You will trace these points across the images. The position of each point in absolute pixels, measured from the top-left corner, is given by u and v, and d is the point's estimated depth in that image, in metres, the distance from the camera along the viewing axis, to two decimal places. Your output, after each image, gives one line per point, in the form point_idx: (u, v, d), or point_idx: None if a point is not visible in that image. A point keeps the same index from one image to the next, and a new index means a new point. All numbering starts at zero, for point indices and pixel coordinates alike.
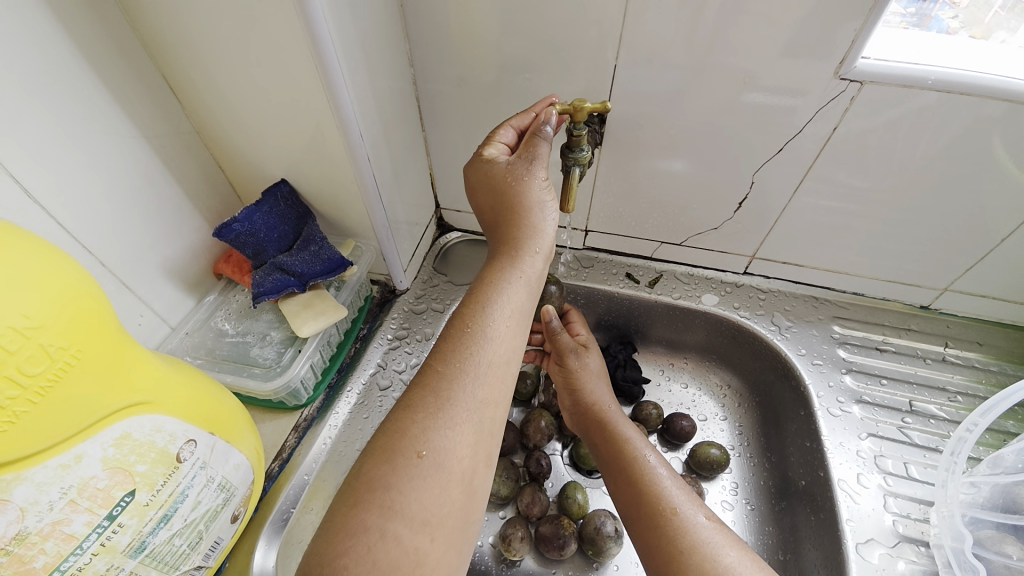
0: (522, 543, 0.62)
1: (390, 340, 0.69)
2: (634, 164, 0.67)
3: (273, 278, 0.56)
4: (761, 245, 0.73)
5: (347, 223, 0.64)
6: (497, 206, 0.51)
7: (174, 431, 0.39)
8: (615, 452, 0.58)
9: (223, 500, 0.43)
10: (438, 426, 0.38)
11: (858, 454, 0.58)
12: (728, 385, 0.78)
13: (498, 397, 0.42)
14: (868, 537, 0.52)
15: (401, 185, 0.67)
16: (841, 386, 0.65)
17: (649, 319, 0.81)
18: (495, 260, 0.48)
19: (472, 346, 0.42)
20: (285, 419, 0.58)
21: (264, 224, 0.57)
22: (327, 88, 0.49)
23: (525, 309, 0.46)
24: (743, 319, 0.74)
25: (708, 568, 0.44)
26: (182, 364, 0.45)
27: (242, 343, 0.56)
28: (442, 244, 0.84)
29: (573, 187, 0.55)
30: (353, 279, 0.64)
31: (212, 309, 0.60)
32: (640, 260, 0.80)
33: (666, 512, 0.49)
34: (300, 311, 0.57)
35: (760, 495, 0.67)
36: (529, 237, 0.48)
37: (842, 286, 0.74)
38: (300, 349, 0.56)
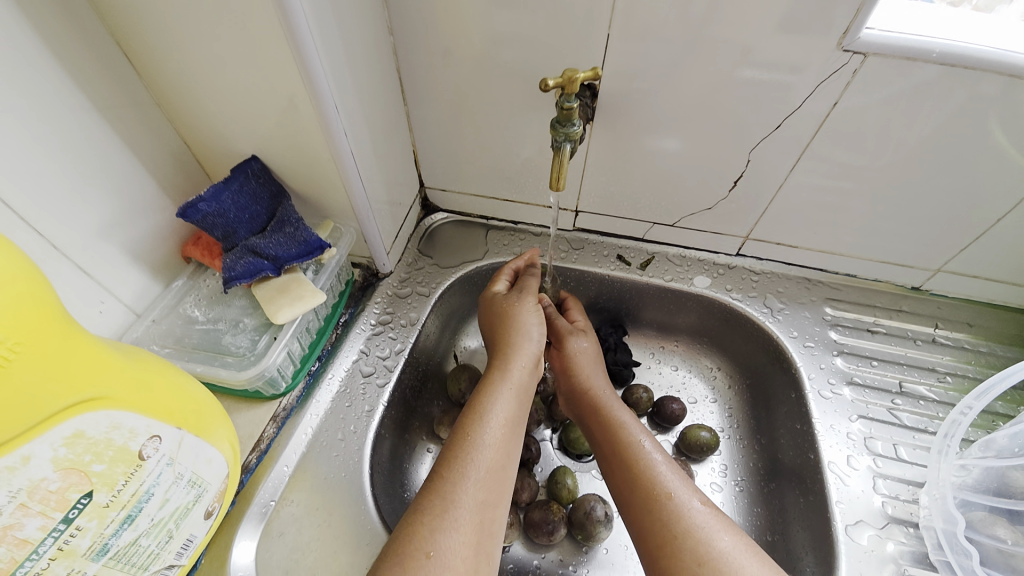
0: (511, 529, 0.61)
1: (373, 326, 0.66)
2: (628, 141, 0.64)
3: (245, 262, 0.53)
4: (756, 225, 0.71)
5: (325, 203, 0.61)
6: (493, 334, 0.65)
7: (136, 426, 0.36)
8: (609, 435, 0.56)
9: (194, 496, 0.41)
10: (442, 528, 0.45)
11: (849, 436, 0.58)
12: (718, 367, 0.77)
13: (495, 502, 0.49)
14: (857, 518, 0.52)
15: (382, 162, 0.63)
16: (832, 368, 0.64)
17: (639, 302, 0.79)
18: (489, 381, 0.58)
19: (471, 451, 0.51)
20: (262, 410, 0.56)
21: (233, 204, 0.53)
22: (297, 56, 0.44)
23: (515, 417, 0.55)
24: (735, 301, 0.72)
25: (703, 554, 0.43)
26: (146, 352, 0.42)
27: (213, 330, 0.53)
28: (427, 225, 0.81)
29: (565, 165, 0.52)
30: (332, 262, 0.60)
31: (181, 294, 0.57)
32: (631, 242, 0.78)
33: (660, 496, 0.48)
34: (275, 297, 0.53)
35: (749, 476, 0.67)
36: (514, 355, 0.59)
37: (835, 267, 0.73)
38: (276, 337, 0.53)
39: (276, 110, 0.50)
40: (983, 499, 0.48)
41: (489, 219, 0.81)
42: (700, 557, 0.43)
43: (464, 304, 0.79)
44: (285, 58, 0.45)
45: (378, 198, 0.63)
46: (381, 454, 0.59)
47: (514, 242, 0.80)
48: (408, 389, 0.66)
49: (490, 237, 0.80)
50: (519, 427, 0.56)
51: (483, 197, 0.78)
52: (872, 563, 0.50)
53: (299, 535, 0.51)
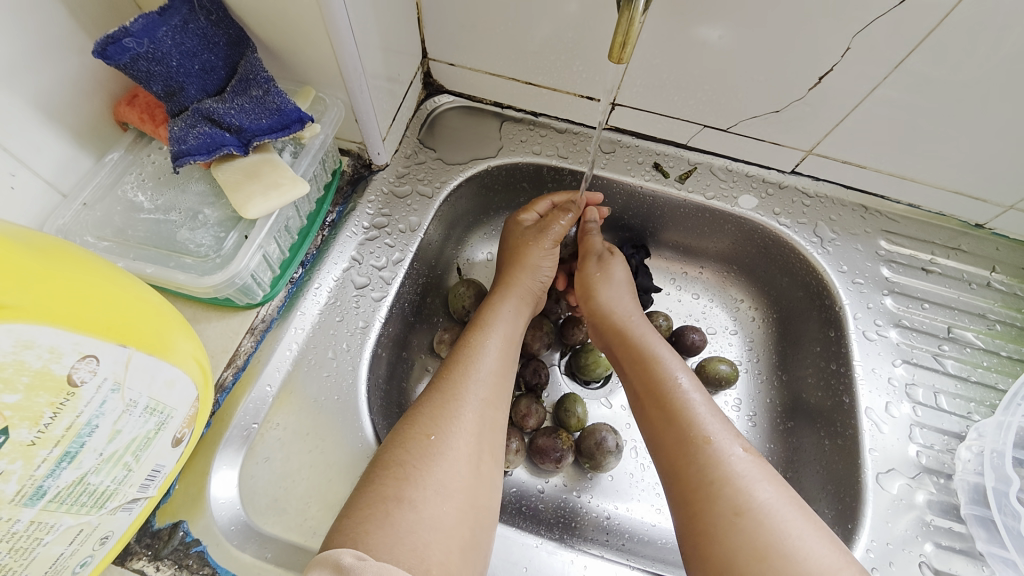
0: (517, 455, 0.57)
1: (366, 229, 0.56)
2: (698, 13, 0.49)
3: (199, 132, 0.40)
4: (825, 139, 0.59)
5: (302, 61, 0.46)
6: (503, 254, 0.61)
7: (58, 344, 0.27)
8: (634, 377, 0.51)
9: (156, 425, 0.33)
10: (448, 417, 0.43)
11: (889, 382, 0.55)
12: (745, 298, 0.71)
13: (497, 402, 0.46)
14: (889, 467, 0.51)
15: (376, 10, 0.47)
16: (880, 309, 0.59)
17: (669, 221, 0.70)
18: (497, 293, 0.55)
19: (473, 355, 0.47)
20: (235, 320, 0.47)
21: (175, 46, 0.38)
22: None
23: (515, 332, 0.53)
24: (783, 227, 0.64)
25: (740, 504, 0.39)
26: (69, 247, 0.31)
27: (164, 222, 0.42)
28: (429, 109, 0.67)
29: (635, 28, 0.38)
30: (315, 144, 0.47)
31: (120, 172, 0.44)
32: (671, 149, 0.67)
33: (696, 441, 0.43)
34: (243, 182, 0.41)
35: (764, 412, 0.64)
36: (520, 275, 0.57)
37: (898, 195, 0.63)
38: (247, 236, 0.42)
39: None
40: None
41: (505, 107, 0.67)
42: (738, 507, 0.39)
43: (471, 209, 0.68)
44: None
45: (371, 63, 0.49)
46: (378, 374, 0.53)
47: (534, 139, 0.67)
48: (406, 304, 0.58)
49: (505, 130, 0.67)
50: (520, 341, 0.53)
51: (500, 77, 0.63)
52: (897, 510, 0.49)
53: (287, 461, 0.45)
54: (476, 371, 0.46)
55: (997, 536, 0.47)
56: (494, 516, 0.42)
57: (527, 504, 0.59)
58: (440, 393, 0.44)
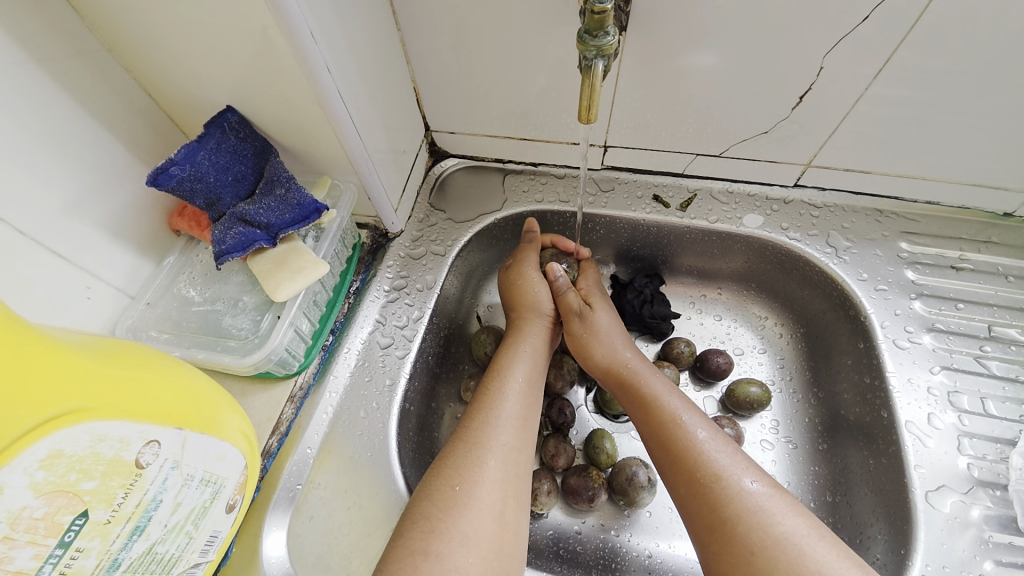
0: (549, 497, 0.58)
1: (388, 292, 0.61)
2: (668, 57, 0.53)
3: (236, 233, 0.46)
4: (821, 150, 0.60)
5: (318, 157, 0.53)
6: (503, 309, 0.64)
7: (127, 435, 0.32)
8: (643, 417, 0.52)
9: (211, 494, 0.38)
10: (471, 467, 0.45)
11: (929, 392, 0.52)
12: (768, 315, 0.70)
13: (520, 445, 0.48)
14: (939, 484, 0.48)
15: (376, 103, 0.54)
16: (910, 314, 0.57)
17: (679, 247, 0.71)
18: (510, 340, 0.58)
19: (492, 403, 0.50)
20: (277, 391, 0.52)
21: (211, 165, 0.45)
22: None
23: (532, 374, 0.55)
24: (793, 241, 0.63)
25: (756, 542, 0.40)
26: (133, 347, 0.37)
27: (212, 311, 0.48)
28: (437, 174, 0.73)
29: (597, 91, 0.42)
30: (333, 227, 0.53)
31: (175, 272, 0.51)
32: (669, 179, 0.69)
33: (708, 480, 0.44)
34: (273, 270, 0.47)
35: (804, 433, 0.62)
36: (529, 321, 0.60)
37: (912, 194, 0.62)
38: (280, 315, 0.48)
39: (245, 49, 0.42)
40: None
41: (506, 162, 0.72)
42: (752, 545, 0.40)
43: (484, 260, 0.72)
44: None
45: (376, 148, 0.55)
46: (408, 428, 0.56)
47: (535, 188, 0.71)
48: (429, 358, 0.62)
49: (508, 183, 0.72)
50: (540, 381, 0.56)
51: (497, 137, 0.69)
52: (954, 529, 0.46)
53: (329, 518, 0.48)
54: (499, 419, 0.49)
55: None
56: (520, 563, 0.44)
57: (565, 546, 0.59)
58: (463, 443, 0.47)
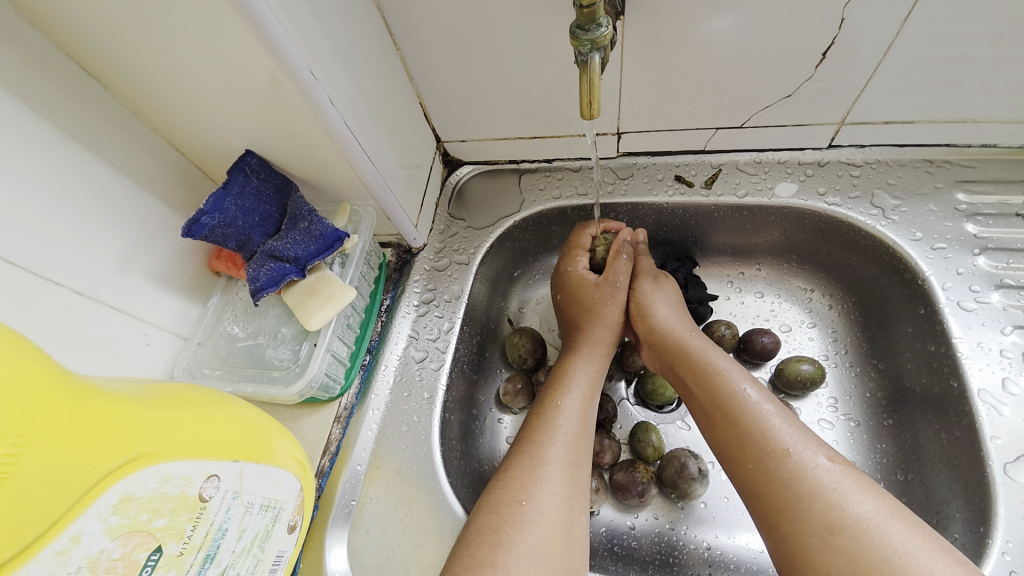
0: (598, 494, 0.57)
1: (417, 306, 0.63)
2: (673, 34, 0.50)
3: (268, 269, 0.49)
4: (854, 106, 0.55)
5: (335, 186, 0.55)
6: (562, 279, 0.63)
7: (188, 473, 0.34)
8: (700, 383, 0.48)
9: (272, 518, 0.40)
10: (536, 482, 0.44)
11: (1003, 355, 0.48)
12: (814, 287, 0.66)
13: (581, 457, 0.48)
14: (1019, 455, 0.44)
15: (383, 125, 0.55)
16: (974, 272, 0.52)
17: (709, 226, 0.68)
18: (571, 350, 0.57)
19: (554, 416, 0.49)
20: (323, 413, 0.55)
21: (238, 209, 0.48)
22: (244, 18, 0.37)
23: (595, 386, 0.53)
24: (833, 206, 0.59)
25: (834, 520, 0.36)
26: (184, 389, 0.40)
27: (255, 345, 0.52)
28: (453, 183, 0.73)
29: (596, 85, 0.41)
30: (356, 252, 0.55)
31: (219, 311, 0.55)
32: (690, 157, 0.66)
33: (776, 453, 0.40)
34: (305, 300, 0.50)
35: (866, 408, 0.58)
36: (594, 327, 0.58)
37: (968, 139, 0.56)
38: (316, 343, 0.50)
39: (253, 95, 0.43)
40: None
41: (520, 162, 0.72)
42: (831, 524, 0.36)
43: (508, 263, 0.72)
44: (230, 24, 0.37)
45: (389, 169, 0.56)
46: (450, 437, 0.58)
47: (552, 185, 0.70)
48: (465, 366, 0.63)
49: (524, 183, 0.71)
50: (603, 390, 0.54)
51: (508, 139, 0.68)
52: None
53: (384, 531, 0.50)
54: (556, 428, 0.48)
55: None
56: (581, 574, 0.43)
57: (620, 543, 0.58)
58: (521, 452, 0.47)
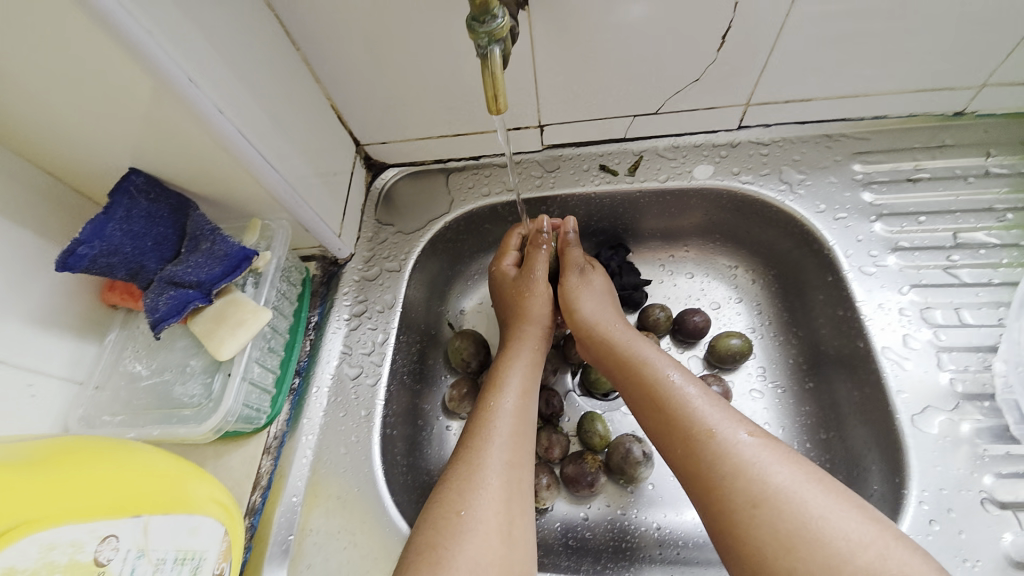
0: (550, 490, 0.58)
1: (348, 320, 0.60)
2: (580, 23, 0.51)
3: (167, 297, 0.45)
4: (756, 88, 0.58)
5: (241, 201, 0.51)
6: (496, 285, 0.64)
7: (80, 537, 0.30)
8: (629, 377, 0.49)
9: (192, 571, 0.37)
10: (472, 489, 0.44)
11: (902, 312, 0.52)
12: (738, 264, 0.69)
13: (520, 457, 0.47)
14: (923, 406, 0.47)
15: (290, 131, 0.51)
16: (872, 238, 0.56)
17: (637, 213, 0.69)
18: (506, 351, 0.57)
19: (489, 419, 0.49)
20: (251, 446, 0.51)
21: (124, 235, 0.43)
22: (99, 20, 0.33)
23: (530, 384, 0.53)
24: (746, 185, 0.62)
25: (757, 494, 0.38)
26: (67, 446, 0.35)
27: (161, 383, 0.47)
28: (379, 187, 0.70)
29: (500, 79, 0.40)
30: (270, 269, 0.52)
31: (119, 349, 0.50)
32: (613, 146, 0.66)
33: (701, 437, 0.42)
34: (215, 328, 0.46)
35: (790, 374, 0.62)
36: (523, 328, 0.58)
37: (858, 114, 0.60)
38: (230, 373, 0.47)
39: (127, 107, 0.39)
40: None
41: (446, 161, 0.70)
42: (754, 498, 0.38)
43: (444, 266, 0.71)
44: (84, 29, 0.33)
45: (301, 179, 0.53)
46: (394, 453, 0.56)
47: (480, 182, 0.69)
48: (405, 377, 0.61)
49: (452, 182, 0.70)
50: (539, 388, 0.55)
51: (430, 138, 0.66)
52: (946, 449, 0.45)
53: (328, 563, 0.47)
54: (490, 431, 0.48)
55: None
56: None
57: (574, 535, 0.59)
58: (459, 462, 0.46)
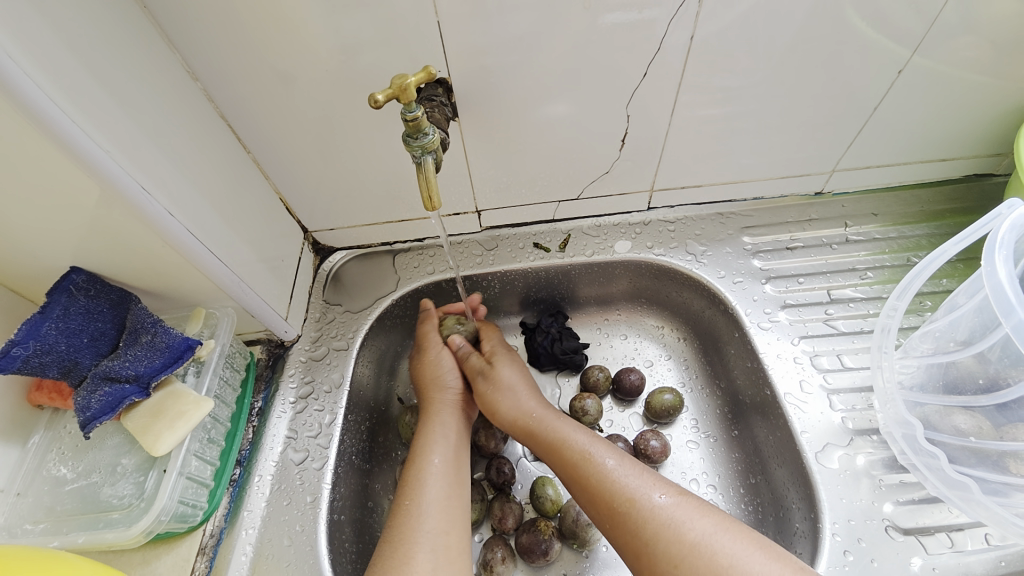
0: (505, 564, 0.58)
1: (294, 403, 0.60)
2: (505, 128, 0.60)
3: (101, 394, 0.44)
4: (656, 175, 0.68)
5: (186, 292, 0.52)
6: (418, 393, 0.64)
7: None
8: (555, 452, 0.52)
9: None
10: (405, 569, 0.45)
11: (796, 360, 0.59)
12: (663, 325, 0.76)
13: (450, 525, 0.49)
14: (824, 443, 0.54)
15: (239, 225, 0.55)
16: (765, 297, 0.65)
17: (570, 283, 0.76)
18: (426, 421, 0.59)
19: (417, 495, 0.51)
20: (183, 547, 0.49)
21: (60, 333, 0.43)
22: (62, 141, 0.36)
23: (454, 450, 0.56)
24: (659, 256, 0.71)
25: (675, 554, 0.42)
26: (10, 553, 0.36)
27: (88, 486, 0.45)
28: (327, 269, 0.73)
29: (432, 181, 0.46)
30: (213, 357, 0.52)
31: (43, 452, 0.47)
32: (543, 226, 0.75)
33: (624, 505, 0.46)
34: (150, 422, 0.45)
35: (718, 424, 0.67)
36: (443, 399, 0.60)
37: (741, 195, 0.72)
38: (166, 468, 0.45)
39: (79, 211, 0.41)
40: (936, 397, 0.50)
41: (392, 243, 0.75)
42: (674, 559, 0.42)
43: (392, 342, 0.73)
44: (47, 149, 0.37)
45: (248, 268, 0.56)
46: (341, 540, 0.54)
47: (425, 261, 0.74)
48: (353, 458, 0.60)
49: (398, 262, 0.74)
50: (462, 451, 0.57)
51: (376, 224, 0.71)
52: (849, 482, 0.51)
53: None
54: (420, 507, 0.50)
55: (925, 475, 0.49)
56: None
57: None
58: (391, 546, 0.47)
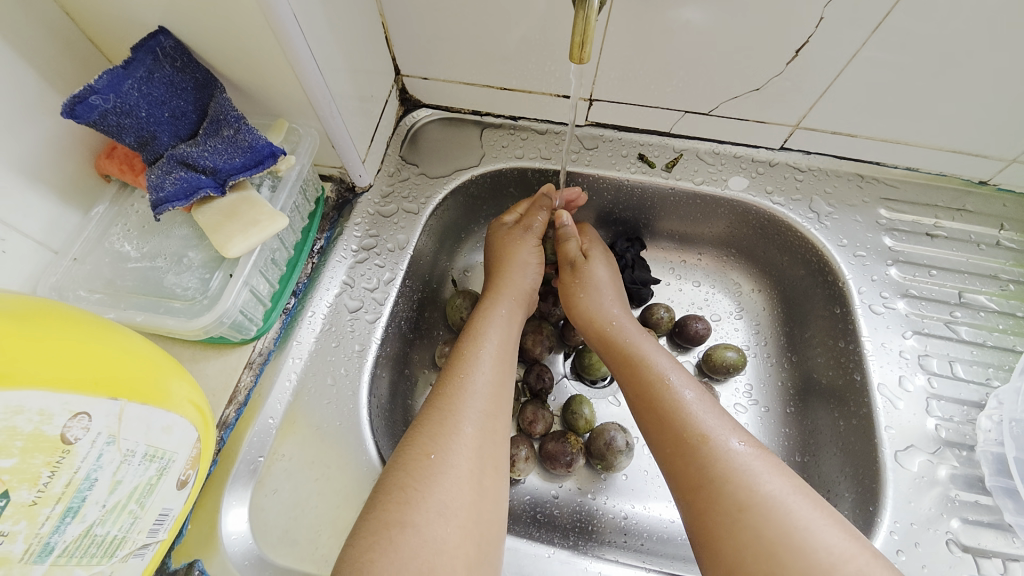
0: (527, 463, 0.57)
1: (355, 252, 0.57)
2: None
3: (176, 177, 0.41)
4: (810, 111, 0.57)
5: (272, 95, 0.47)
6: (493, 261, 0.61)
7: (47, 407, 0.29)
8: (631, 368, 0.50)
9: (158, 470, 0.35)
10: (446, 434, 0.43)
11: (901, 355, 0.54)
12: (746, 281, 0.69)
13: (495, 410, 0.46)
14: (908, 444, 0.50)
15: (336, 35, 0.47)
16: (885, 280, 0.58)
17: (661, 211, 0.68)
18: (489, 302, 0.55)
19: (467, 369, 0.48)
20: (233, 357, 0.48)
21: (142, 97, 0.39)
22: None
23: (509, 341, 0.52)
24: (776, 206, 0.62)
25: (745, 498, 0.39)
26: (51, 310, 0.33)
27: (152, 269, 0.43)
28: (409, 124, 0.66)
29: (591, 27, 0.40)
30: (291, 176, 0.48)
31: (106, 224, 0.45)
32: (655, 138, 0.65)
33: (696, 434, 0.43)
34: (223, 222, 0.42)
35: (777, 396, 0.63)
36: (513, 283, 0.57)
37: (895, 161, 0.61)
38: (232, 274, 0.43)
39: None
40: None
41: (483, 114, 0.67)
42: (741, 502, 0.39)
43: (459, 220, 0.68)
44: None
45: (340, 88, 0.49)
46: (379, 395, 0.54)
47: (515, 143, 0.66)
48: (402, 323, 0.59)
49: (485, 136, 0.67)
50: (516, 346, 0.54)
51: (473, 85, 0.63)
52: (921, 488, 0.48)
53: (297, 491, 0.47)
54: (466, 382, 0.46)
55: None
56: (499, 536, 0.42)
57: (542, 511, 0.59)
58: (437, 412, 0.44)
